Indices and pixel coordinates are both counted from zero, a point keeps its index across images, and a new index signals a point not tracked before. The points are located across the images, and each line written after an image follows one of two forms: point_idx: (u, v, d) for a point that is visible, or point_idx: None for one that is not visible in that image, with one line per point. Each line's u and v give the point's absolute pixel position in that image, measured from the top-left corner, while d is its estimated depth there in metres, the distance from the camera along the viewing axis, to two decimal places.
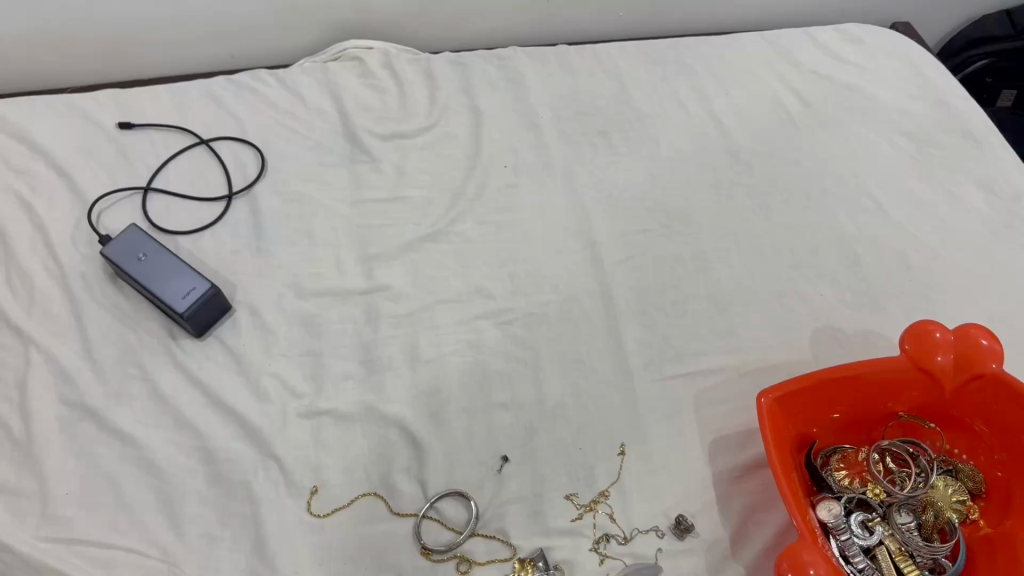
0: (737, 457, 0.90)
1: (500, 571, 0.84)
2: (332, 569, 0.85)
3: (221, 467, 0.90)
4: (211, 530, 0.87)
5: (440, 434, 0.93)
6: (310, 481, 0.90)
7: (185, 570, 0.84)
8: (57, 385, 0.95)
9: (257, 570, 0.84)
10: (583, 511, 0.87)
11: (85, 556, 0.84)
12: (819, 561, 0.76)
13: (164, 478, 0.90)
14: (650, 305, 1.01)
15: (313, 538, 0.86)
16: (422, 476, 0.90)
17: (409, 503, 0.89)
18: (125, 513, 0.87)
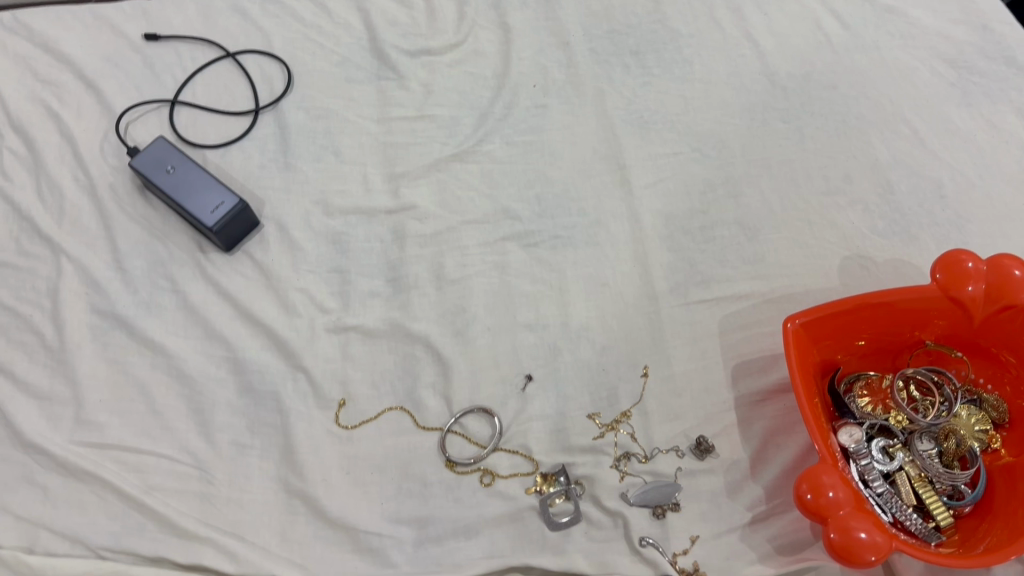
0: (760, 382, 0.90)
1: (522, 484, 0.87)
2: (360, 478, 0.88)
3: (250, 378, 0.93)
4: (240, 438, 0.91)
5: (465, 352, 0.94)
6: (338, 394, 0.93)
7: (216, 475, 0.88)
8: (89, 294, 0.97)
9: (286, 476, 0.88)
10: (605, 430, 0.89)
11: (118, 461, 0.89)
12: (838, 483, 0.77)
13: (195, 387, 0.93)
14: (677, 229, 1.01)
15: (341, 449, 0.90)
16: (447, 392, 0.92)
17: (434, 417, 0.91)
18: (157, 419, 0.91)
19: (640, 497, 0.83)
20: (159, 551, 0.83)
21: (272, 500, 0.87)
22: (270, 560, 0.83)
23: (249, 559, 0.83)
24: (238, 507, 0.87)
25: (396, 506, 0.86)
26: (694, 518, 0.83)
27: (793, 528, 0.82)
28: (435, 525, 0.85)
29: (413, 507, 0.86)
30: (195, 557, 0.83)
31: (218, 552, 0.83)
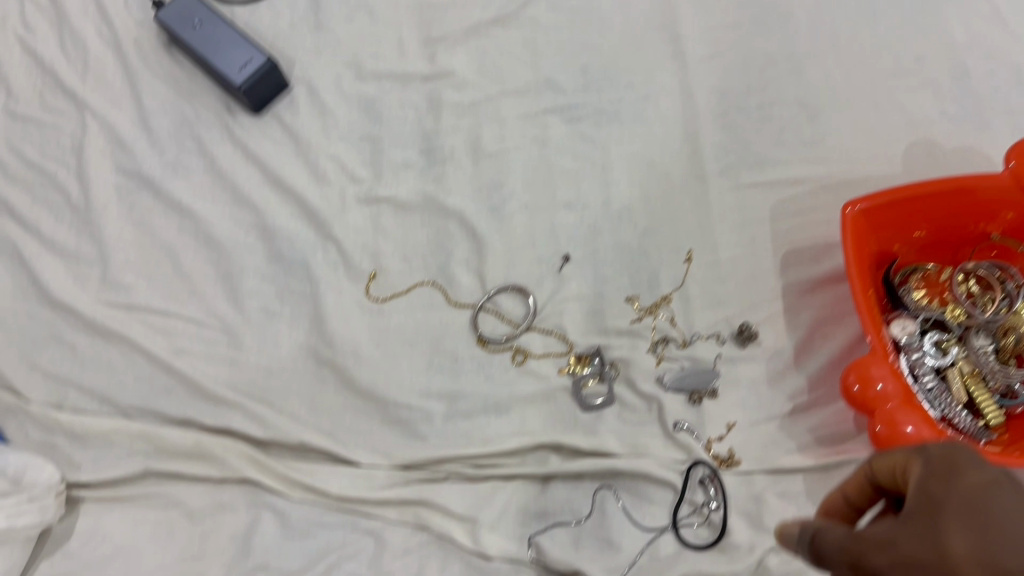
0: (811, 271, 0.86)
1: (555, 365, 0.84)
2: (389, 351, 0.86)
3: (279, 245, 0.91)
4: (269, 305, 0.89)
5: (500, 228, 0.91)
6: (368, 266, 0.90)
7: (244, 341, 0.88)
8: (115, 154, 0.95)
9: (315, 346, 0.87)
10: (644, 314, 0.86)
11: (145, 322, 0.89)
12: (887, 376, 0.74)
13: (222, 253, 0.91)
14: (732, 107, 0.94)
15: (371, 321, 0.88)
16: (481, 269, 0.89)
17: (467, 294, 0.89)
18: (185, 283, 0.91)
19: (676, 381, 0.81)
20: (187, 412, 0.84)
21: (301, 369, 0.86)
22: (298, 427, 0.83)
23: (276, 425, 0.82)
24: (267, 374, 0.86)
25: (426, 380, 0.84)
26: (732, 405, 0.81)
27: (837, 419, 0.80)
28: (465, 400, 0.83)
29: (443, 381, 0.84)
30: (222, 420, 0.83)
31: (246, 416, 0.83)
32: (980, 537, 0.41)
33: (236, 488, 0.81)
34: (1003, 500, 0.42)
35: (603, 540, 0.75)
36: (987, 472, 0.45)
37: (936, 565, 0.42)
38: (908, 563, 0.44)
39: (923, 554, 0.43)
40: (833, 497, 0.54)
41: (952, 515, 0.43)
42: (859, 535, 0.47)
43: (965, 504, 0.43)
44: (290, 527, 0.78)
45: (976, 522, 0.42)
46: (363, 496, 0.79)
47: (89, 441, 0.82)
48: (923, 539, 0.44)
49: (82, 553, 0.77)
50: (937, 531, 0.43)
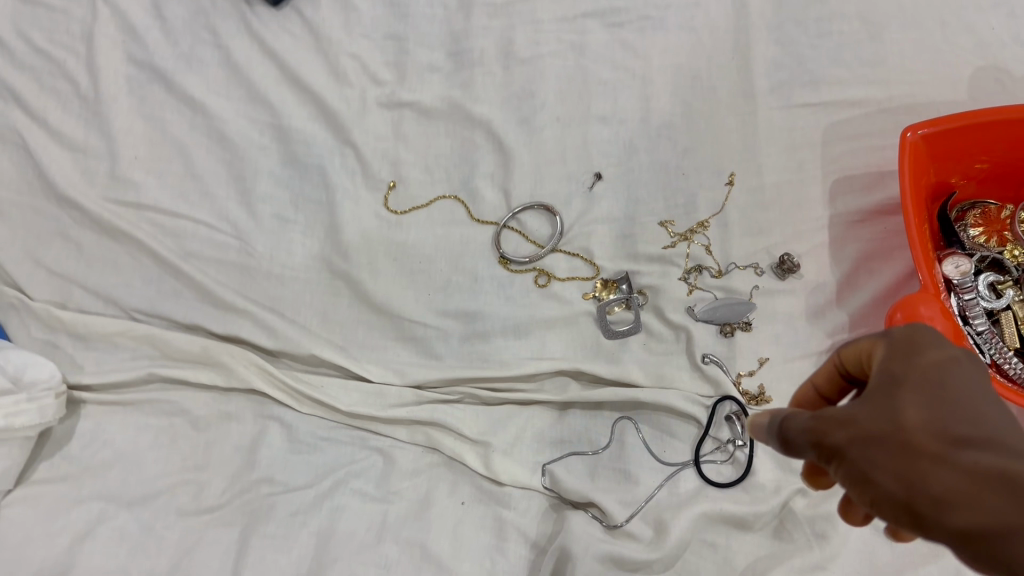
0: (861, 201, 0.80)
1: (579, 289, 0.80)
2: (407, 267, 0.83)
3: (295, 148, 0.87)
4: (283, 212, 0.85)
5: (529, 141, 0.85)
6: (388, 176, 0.86)
7: (256, 248, 0.84)
8: (127, 43, 0.90)
9: (329, 257, 0.83)
10: (678, 241, 0.80)
11: (154, 223, 0.85)
12: (936, 315, 0.69)
13: (236, 154, 0.87)
14: (788, 20, 0.87)
15: (388, 234, 0.84)
16: (506, 183, 0.85)
17: (490, 210, 0.85)
18: (196, 184, 0.87)
19: (707, 313, 0.75)
20: (194, 318, 0.81)
21: (314, 280, 0.83)
22: (309, 339, 0.80)
23: (286, 336, 0.79)
24: (278, 284, 0.83)
25: (443, 300, 0.81)
26: (766, 340, 0.76)
27: None
28: (483, 321, 0.79)
29: (462, 301, 0.81)
30: (231, 329, 0.80)
31: (255, 325, 0.80)
32: (938, 406, 0.40)
33: (243, 398, 0.78)
34: (961, 377, 0.41)
35: (619, 472, 0.71)
36: (953, 350, 0.43)
37: (893, 434, 0.40)
38: (865, 434, 0.41)
39: (880, 424, 0.41)
40: (802, 390, 0.53)
41: (912, 391, 0.41)
42: (818, 414, 0.44)
43: (924, 380, 0.42)
44: (296, 441, 0.76)
45: (933, 394, 0.40)
46: (372, 414, 0.75)
47: (92, 342, 0.80)
48: (881, 410, 0.42)
49: (84, 457, 0.75)
50: (895, 402, 0.41)
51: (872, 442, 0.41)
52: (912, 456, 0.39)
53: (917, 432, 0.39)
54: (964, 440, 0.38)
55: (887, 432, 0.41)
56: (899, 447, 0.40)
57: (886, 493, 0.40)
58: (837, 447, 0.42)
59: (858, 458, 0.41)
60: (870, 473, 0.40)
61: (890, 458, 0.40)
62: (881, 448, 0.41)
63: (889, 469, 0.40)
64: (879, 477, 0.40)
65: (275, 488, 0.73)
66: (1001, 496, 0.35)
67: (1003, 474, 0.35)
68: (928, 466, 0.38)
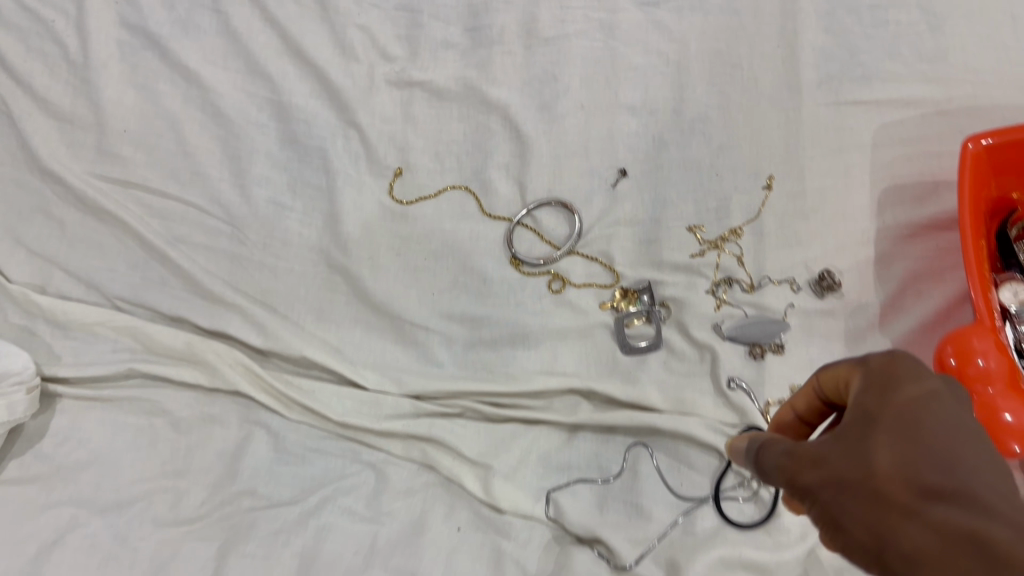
0: (912, 214, 0.73)
1: (596, 298, 0.74)
2: (411, 264, 0.76)
3: (295, 128, 0.80)
4: (280, 197, 0.79)
5: (549, 131, 0.78)
6: (394, 162, 0.79)
7: (248, 236, 0.78)
8: (119, 4, 0.83)
9: (327, 250, 0.77)
10: (707, 249, 0.73)
11: (142, 204, 0.79)
12: (991, 351, 0.62)
13: (231, 130, 0.80)
14: (841, 7, 0.78)
15: (393, 227, 0.77)
16: (523, 176, 0.78)
17: (504, 205, 0.78)
18: (188, 162, 0.80)
19: (735, 330, 0.69)
20: (179, 311, 0.75)
21: (310, 273, 0.77)
22: (302, 339, 0.74)
23: (278, 335, 0.74)
24: (272, 276, 0.77)
25: (448, 302, 0.75)
26: (799, 366, 0.69)
27: None
28: (490, 328, 0.73)
29: (467, 304, 0.74)
30: (218, 324, 0.74)
31: (245, 321, 0.75)
32: (910, 449, 0.37)
33: (229, 400, 0.73)
34: (939, 412, 0.39)
35: (630, 505, 0.65)
36: (929, 383, 0.41)
37: (863, 481, 0.38)
38: (836, 477, 0.39)
39: (851, 467, 0.39)
40: (783, 413, 0.50)
41: (886, 429, 0.39)
42: (792, 451, 0.42)
43: (899, 417, 0.39)
44: (284, 451, 0.71)
45: (907, 435, 0.38)
46: (365, 426, 0.70)
47: (72, 331, 0.75)
48: (852, 451, 0.39)
49: (57, 457, 0.70)
50: (867, 442, 0.39)
51: (844, 487, 0.39)
52: (884, 507, 0.37)
53: (889, 480, 0.37)
54: (939, 491, 0.36)
55: (857, 476, 0.39)
56: (869, 496, 0.38)
57: (855, 542, 0.38)
58: (809, 488, 0.41)
59: (829, 503, 0.39)
60: (840, 520, 0.39)
61: (862, 506, 0.38)
62: (852, 493, 0.39)
63: (859, 518, 0.38)
64: (849, 526, 0.38)
65: (257, 502, 0.68)
66: (971, 564, 0.33)
67: (975, 538, 0.33)
68: (899, 520, 0.36)
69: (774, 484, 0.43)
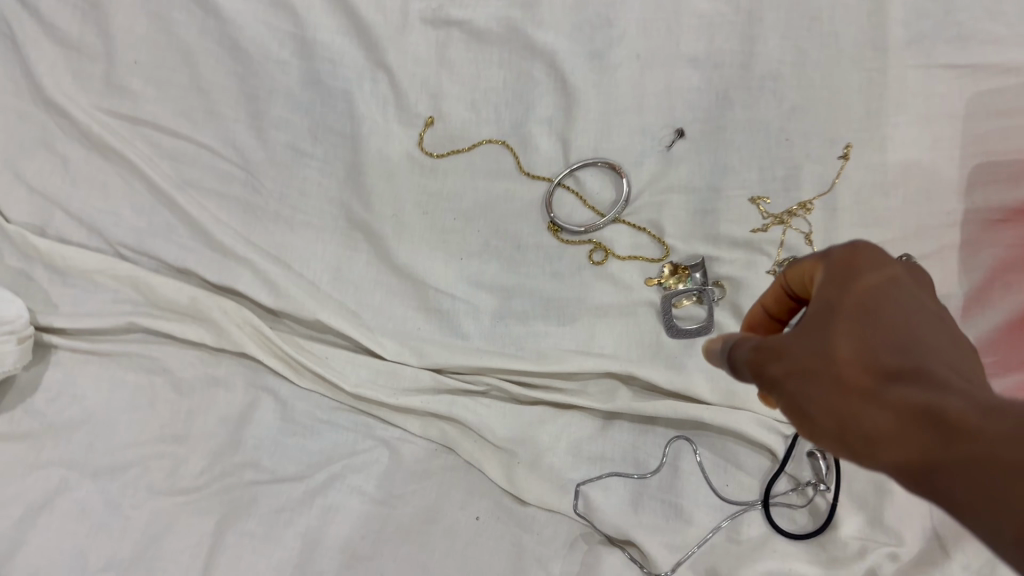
0: (1011, 195, 0.63)
1: (642, 272, 0.66)
2: (439, 223, 0.70)
3: (319, 68, 0.72)
4: (299, 142, 0.72)
5: (599, 82, 0.70)
6: (426, 109, 0.72)
7: (264, 185, 0.72)
8: None
9: (349, 205, 0.71)
10: (771, 223, 0.65)
11: (151, 144, 0.73)
12: None
13: (249, 67, 0.72)
14: None
15: (421, 181, 0.71)
16: (567, 132, 0.70)
17: (545, 163, 0.71)
18: (202, 100, 0.73)
19: None
20: (186, 262, 0.69)
21: (330, 228, 0.71)
22: (315, 300, 0.67)
23: (289, 294, 0.67)
24: (287, 230, 0.71)
25: (477, 266, 0.69)
26: None
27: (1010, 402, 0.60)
28: (521, 299, 0.67)
29: (499, 272, 0.68)
30: (227, 279, 0.68)
31: (255, 277, 0.68)
32: (871, 333, 0.37)
33: (234, 362, 0.67)
34: (898, 298, 0.38)
35: (668, 505, 0.58)
36: (894, 274, 0.40)
37: (826, 367, 0.38)
38: (798, 367, 0.39)
39: (813, 355, 0.39)
40: (752, 311, 0.48)
41: (848, 317, 0.38)
42: (757, 344, 0.42)
43: (861, 305, 0.38)
44: (291, 421, 0.65)
45: (867, 321, 0.38)
46: (381, 399, 0.64)
47: (70, 278, 0.69)
48: (814, 340, 0.39)
49: (50, 413, 0.65)
50: (830, 331, 0.39)
51: (806, 375, 0.38)
52: (845, 391, 0.36)
53: (850, 364, 0.37)
54: (897, 370, 0.35)
55: (818, 363, 0.38)
56: (832, 381, 0.37)
57: (820, 426, 0.37)
58: (774, 379, 0.40)
59: (794, 393, 0.39)
60: (805, 408, 0.38)
61: (826, 391, 0.37)
62: (816, 382, 0.38)
63: (822, 404, 0.37)
64: (814, 413, 0.38)
65: (260, 475, 0.62)
66: (927, 437, 0.32)
67: (927, 410, 0.32)
68: (860, 402, 0.36)
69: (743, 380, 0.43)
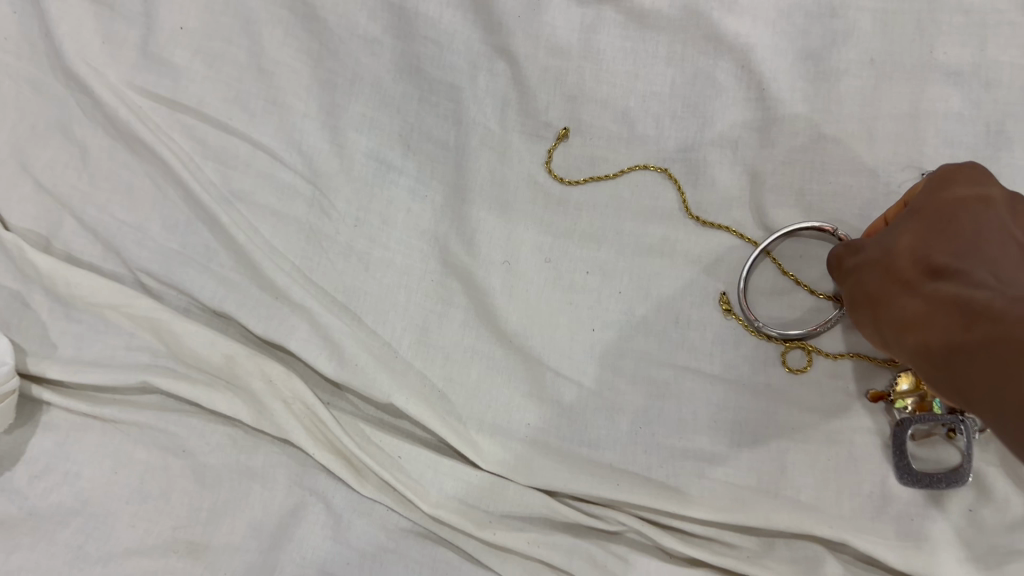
0: None
1: (861, 379, 0.46)
2: (565, 277, 0.51)
3: (421, 53, 0.53)
4: (385, 151, 0.54)
5: (813, 94, 0.49)
6: (560, 117, 0.53)
7: (334, 205, 0.53)
8: None
9: (445, 241, 0.52)
10: None
11: (191, 136, 0.55)
12: None
13: (328, 45, 0.54)
14: None
15: (547, 217, 0.52)
16: (756, 162, 0.50)
17: (722, 203, 0.50)
18: (262, 83, 0.55)
19: None
20: (225, 305, 0.52)
21: (416, 272, 0.52)
22: (391, 375, 0.49)
23: (357, 364, 0.49)
24: (360, 268, 0.52)
25: (616, 343, 0.49)
26: None
27: None
28: (680, 404, 0.47)
29: (647, 357, 0.48)
30: (275, 333, 0.50)
31: (313, 334, 0.50)
32: (931, 234, 0.38)
33: (276, 451, 0.50)
34: (977, 213, 0.37)
35: None
36: (987, 191, 0.38)
37: (885, 259, 0.39)
38: (863, 258, 0.41)
39: (879, 250, 0.40)
40: (875, 223, 0.45)
41: (921, 222, 0.39)
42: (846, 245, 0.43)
43: (938, 212, 0.38)
44: (347, 545, 0.47)
45: (937, 227, 0.38)
46: (470, 531, 0.46)
47: (76, 312, 0.52)
48: (884, 238, 0.40)
49: (32, 496, 0.48)
50: (901, 230, 0.40)
51: (867, 266, 0.40)
52: (890, 280, 0.38)
53: (902, 257, 0.38)
54: (942, 269, 0.36)
55: (879, 258, 0.40)
56: (883, 273, 0.39)
57: (862, 307, 0.40)
58: (846, 272, 0.42)
59: (854, 283, 0.41)
60: (860, 297, 0.40)
61: (877, 281, 0.39)
62: (872, 271, 0.40)
63: (870, 289, 0.40)
64: (862, 300, 0.40)
65: None
66: (949, 322, 0.34)
67: (953, 300, 0.34)
68: (902, 293, 0.37)
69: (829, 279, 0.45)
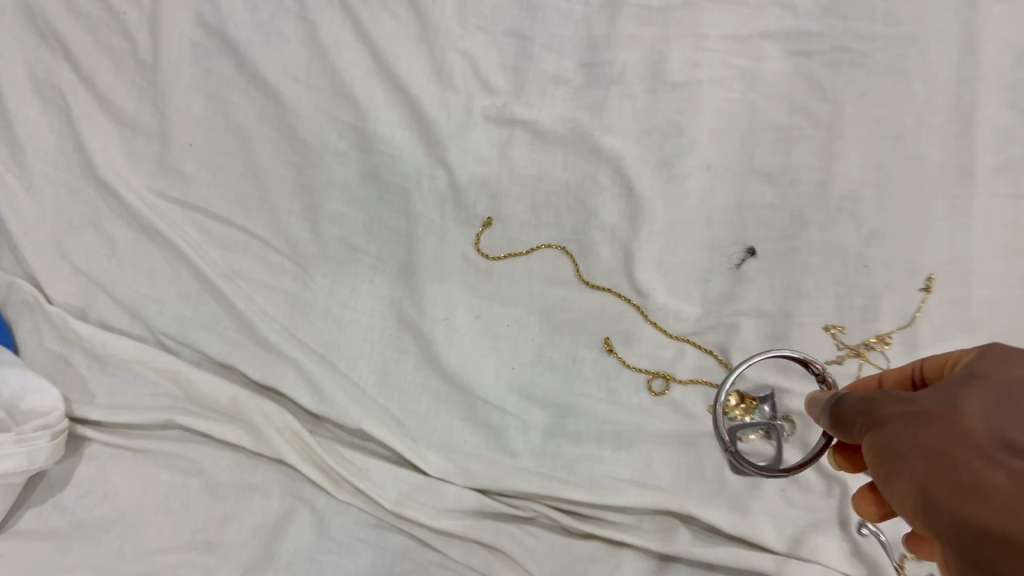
0: None
1: (705, 398, 0.64)
2: (491, 329, 0.67)
3: (378, 161, 0.70)
4: (352, 237, 0.70)
5: (667, 192, 0.67)
6: (485, 210, 0.70)
7: (314, 279, 0.70)
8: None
9: (400, 304, 0.69)
10: (846, 355, 0.62)
11: (200, 229, 0.71)
12: None
13: (307, 157, 0.70)
14: None
15: (477, 284, 0.69)
16: (631, 243, 0.67)
17: (606, 272, 0.68)
18: (256, 186, 0.71)
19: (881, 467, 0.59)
20: (230, 357, 0.67)
21: (378, 328, 0.68)
22: (359, 407, 0.65)
23: (334, 400, 0.65)
24: (335, 327, 0.68)
25: (529, 378, 0.66)
26: None
27: None
28: (577, 420, 0.64)
29: (552, 387, 0.65)
30: (269, 379, 0.66)
31: (299, 379, 0.66)
32: (999, 404, 0.38)
33: (271, 468, 0.65)
34: None
35: None
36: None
37: (943, 411, 0.39)
38: (915, 408, 0.40)
39: (938, 401, 0.40)
40: (868, 377, 0.52)
41: (989, 397, 0.39)
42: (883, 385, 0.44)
43: (1003, 392, 0.39)
44: (328, 537, 0.62)
45: (1006, 405, 0.38)
46: (421, 521, 0.61)
47: (110, 366, 0.67)
48: (940, 394, 0.40)
49: (79, 511, 0.62)
50: (963, 393, 0.40)
51: (920, 418, 0.39)
52: (960, 440, 0.37)
53: (971, 421, 0.38)
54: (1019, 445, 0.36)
55: (939, 410, 0.39)
56: (943, 429, 0.38)
57: (915, 466, 0.38)
58: (886, 419, 0.41)
59: (900, 433, 0.39)
60: (900, 446, 0.39)
61: (939, 440, 0.38)
62: (930, 425, 0.39)
63: (929, 447, 0.38)
64: (909, 452, 0.39)
65: None
66: None
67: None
68: (970, 456, 0.37)
69: (846, 428, 0.44)
